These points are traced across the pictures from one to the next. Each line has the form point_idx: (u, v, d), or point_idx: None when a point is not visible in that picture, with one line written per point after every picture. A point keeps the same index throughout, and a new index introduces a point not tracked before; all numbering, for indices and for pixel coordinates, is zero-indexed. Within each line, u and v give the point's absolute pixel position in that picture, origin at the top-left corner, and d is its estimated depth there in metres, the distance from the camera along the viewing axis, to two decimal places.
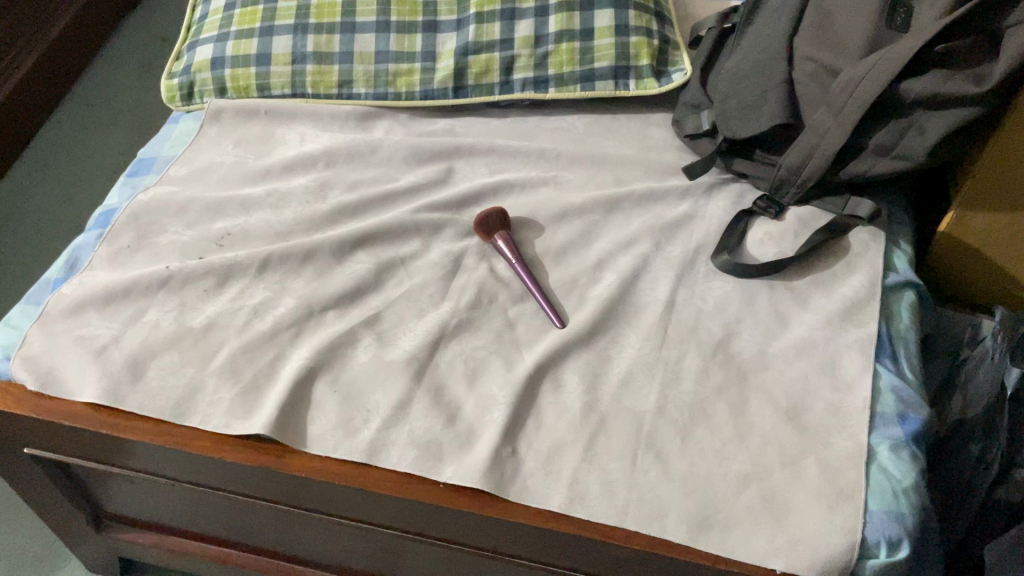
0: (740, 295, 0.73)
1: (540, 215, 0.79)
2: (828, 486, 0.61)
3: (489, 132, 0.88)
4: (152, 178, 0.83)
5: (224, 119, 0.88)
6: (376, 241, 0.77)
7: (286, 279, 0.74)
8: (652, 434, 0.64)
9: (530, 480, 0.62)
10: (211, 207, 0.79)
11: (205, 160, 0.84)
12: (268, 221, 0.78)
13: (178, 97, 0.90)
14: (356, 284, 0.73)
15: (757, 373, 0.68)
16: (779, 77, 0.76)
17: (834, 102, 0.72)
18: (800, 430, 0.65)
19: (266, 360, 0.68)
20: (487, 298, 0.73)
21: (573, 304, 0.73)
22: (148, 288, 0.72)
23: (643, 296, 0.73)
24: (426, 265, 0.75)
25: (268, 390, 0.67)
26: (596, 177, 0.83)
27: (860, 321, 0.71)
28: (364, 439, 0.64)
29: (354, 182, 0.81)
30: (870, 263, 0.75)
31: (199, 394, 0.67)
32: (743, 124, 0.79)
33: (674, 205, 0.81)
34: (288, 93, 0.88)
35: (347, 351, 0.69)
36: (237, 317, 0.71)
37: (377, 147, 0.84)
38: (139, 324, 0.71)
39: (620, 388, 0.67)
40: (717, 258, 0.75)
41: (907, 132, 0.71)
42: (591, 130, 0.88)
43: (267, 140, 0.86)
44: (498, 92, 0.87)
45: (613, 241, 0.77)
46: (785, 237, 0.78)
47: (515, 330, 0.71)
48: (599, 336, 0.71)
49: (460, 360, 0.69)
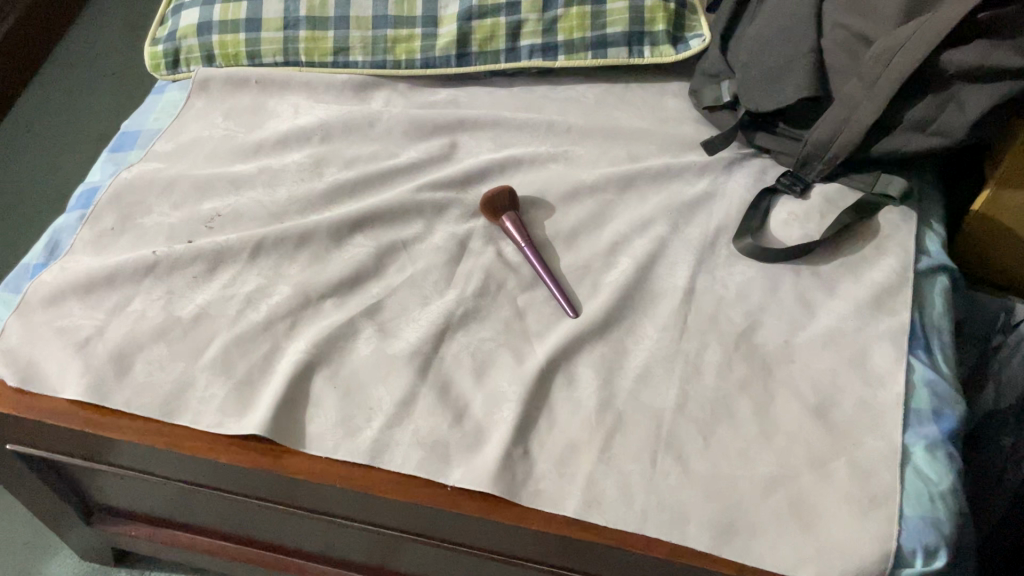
0: (764, 279, 0.69)
1: (550, 195, 0.75)
2: (860, 490, 0.58)
3: (495, 102, 0.82)
4: (137, 154, 0.77)
5: (212, 89, 0.82)
6: (376, 223, 0.72)
7: (280, 265, 0.70)
8: (672, 432, 0.61)
9: (543, 484, 0.59)
10: (199, 186, 0.74)
11: (193, 134, 0.79)
12: (260, 202, 0.73)
13: (163, 65, 0.84)
14: (356, 270, 0.69)
15: (784, 366, 0.64)
16: (806, 46, 0.71)
17: (866, 75, 0.67)
18: (829, 428, 0.61)
19: (261, 353, 0.64)
20: (495, 285, 0.69)
21: (587, 290, 0.69)
22: (133, 274, 0.68)
23: (661, 283, 0.69)
24: (429, 249, 0.71)
25: (264, 385, 0.63)
26: (610, 151, 0.78)
27: (892, 310, 0.67)
28: (366, 439, 0.60)
29: (351, 158, 0.76)
30: (901, 245, 0.70)
31: (190, 390, 0.63)
32: (767, 96, 0.73)
33: (692, 182, 0.76)
34: (281, 61, 0.83)
35: (347, 343, 0.65)
36: (230, 306, 0.67)
37: (376, 120, 0.79)
38: (125, 313, 0.66)
39: (637, 383, 0.63)
40: (740, 243, 0.70)
41: (945, 107, 0.66)
42: (603, 100, 0.83)
43: (258, 111, 0.81)
44: (504, 61, 0.82)
45: (628, 222, 0.73)
46: (811, 218, 0.73)
47: (524, 320, 0.67)
48: (614, 326, 0.66)
49: (466, 353, 0.65)
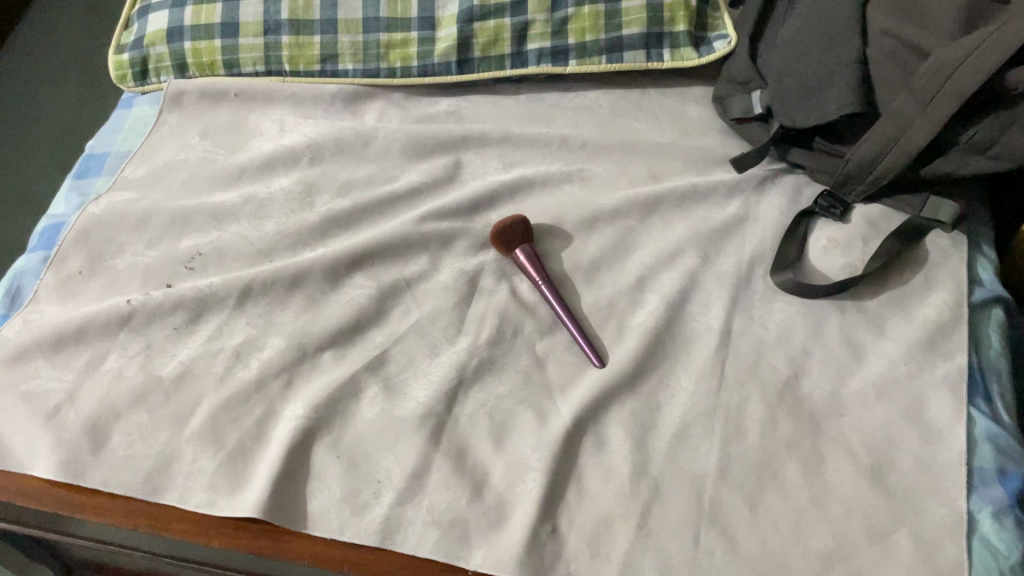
0: (806, 317, 0.63)
1: (567, 222, 0.68)
2: (924, 566, 0.52)
3: (501, 113, 0.75)
4: (104, 182, 0.70)
5: (186, 103, 0.74)
6: (376, 260, 0.65)
7: (271, 311, 0.62)
8: (715, 503, 0.55)
9: (575, 566, 0.53)
10: (176, 220, 0.66)
11: (167, 157, 0.71)
12: (246, 237, 0.65)
13: (130, 76, 0.75)
14: (355, 317, 0.62)
15: (833, 421, 0.58)
16: (849, 56, 0.63)
17: (920, 92, 0.60)
18: (886, 493, 0.55)
19: (253, 418, 0.58)
20: (511, 330, 0.62)
21: (612, 335, 0.62)
22: (106, 327, 0.61)
23: (694, 324, 0.63)
24: (436, 289, 0.64)
25: (259, 457, 0.56)
26: (629, 169, 0.71)
27: (948, 351, 0.61)
28: (375, 517, 0.54)
29: (346, 183, 0.69)
30: (953, 276, 0.64)
31: (176, 465, 0.56)
32: (804, 111, 0.66)
33: (721, 204, 0.69)
34: (261, 70, 0.74)
35: (350, 404, 0.58)
36: (216, 363, 0.60)
37: (371, 138, 0.71)
38: (98, 373, 0.59)
39: (674, 445, 0.57)
40: (779, 278, 0.64)
41: (1008, 127, 0.59)
42: (618, 108, 0.75)
43: (238, 129, 0.73)
44: (510, 67, 0.74)
45: (654, 253, 0.66)
46: (854, 245, 0.66)
47: (545, 370, 0.61)
48: (645, 377, 0.60)
49: (483, 412, 0.58)
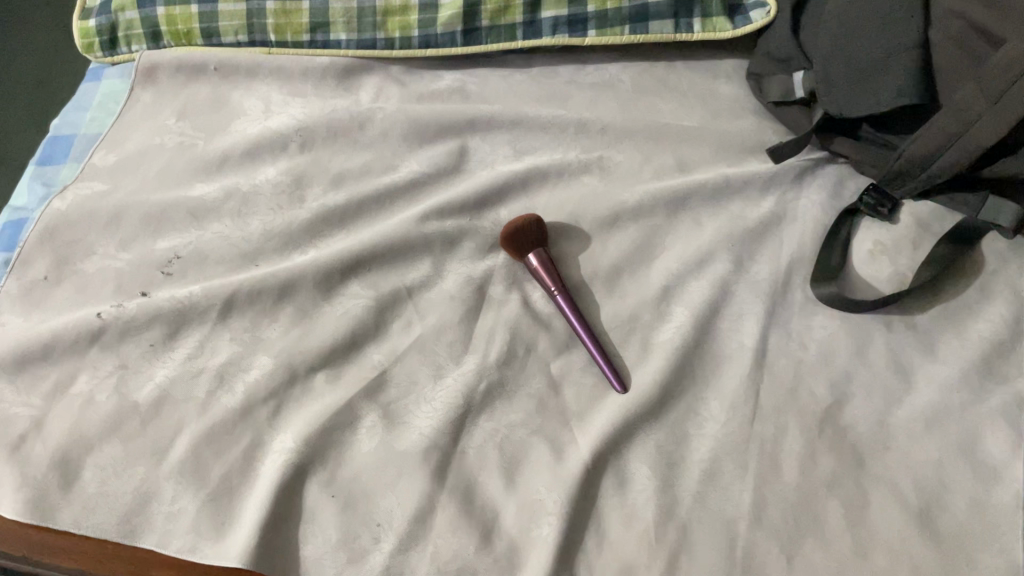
0: (849, 335, 0.57)
1: (584, 221, 0.61)
2: None
3: (511, 91, 0.67)
4: (71, 171, 0.63)
5: (161, 78, 0.66)
6: (374, 265, 0.59)
7: (257, 325, 0.56)
8: (749, 552, 0.50)
9: None
10: (151, 218, 0.60)
11: (141, 141, 0.64)
12: (229, 238, 0.59)
13: (97, 45, 0.67)
14: (352, 332, 0.56)
15: (878, 456, 0.53)
16: (910, 39, 0.55)
17: (991, 86, 0.53)
18: (937, 541, 0.50)
19: (239, 451, 0.52)
20: (523, 348, 0.56)
21: (634, 354, 0.56)
22: (75, 345, 0.55)
23: (725, 343, 0.57)
24: (441, 299, 0.58)
25: (246, 496, 0.51)
26: (653, 158, 0.64)
27: (1005, 376, 0.55)
28: (374, 566, 0.49)
29: (340, 174, 0.62)
30: (1013, 286, 0.58)
31: (154, 504, 0.51)
32: (853, 99, 0.59)
33: (755, 199, 0.62)
34: (244, 40, 0.66)
35: (345, 435, 0.53)
36: (197, 387, 0.54)
37: (367, 121, 0.64)
38: (67, 397, 0.54)
39: (704, 485, 0.52)
40: (820, 289, 0.58)
41: None
42: (641, 86, 0.68)
43: (218, 108, 0.65)
44: (521, 37, 0.67)
45: (681, 258, 0.60)
46: (902, 250, 0.60)
47: (561, 394, 0.55)
48: (671, 403, 0.54)
49: (493, 445, 0.53)
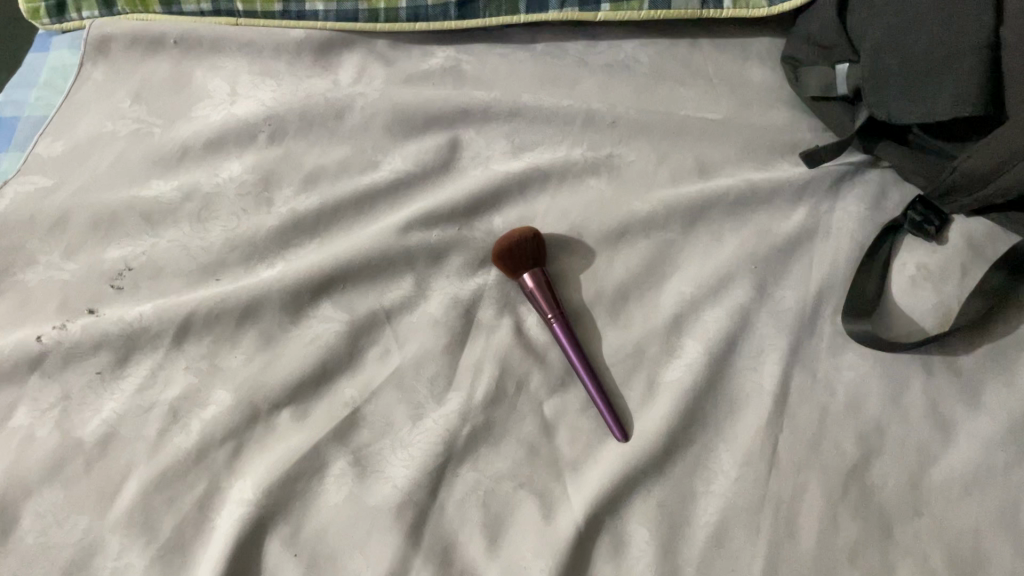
0: (882, 379, 0.50)
1: (589, 233, 0.54)
2: None
3: (511, 73, 0.59)
4: (14, 162, 0.56)
5: (115, 53, 0.59)
6: (348, 282, 0.52)
7: (217, 351, 0.50)
8: None
9: None
10: (101, 222, 0.53)
11: (92, 128, 0.56)
12: (186, 248, 0.52)
13: (42, 11, 0.59)
14: (322, 363, 0.50)
15: (910, 523, 0.47)
16: (977, 37, 0.47)
17: None
18: None
19: (193, 500, 0.46)
20: (513, 385, 0.50)
21: (638, 395, 0.50)
22: (13, 372, 0.49)
23: (741, 384, 0.50)
24: (423, 324, 0.51)
25: (200, 553, 0.45)
26: (670, 158, 0.56)
27: None
28: None
29: (314, 172, 0.55)
30: None
31: (99, 557, 0.45)
32: (904, 104, 0.50)
33: (784, 211, 0.55)
34: (207, 9, 0.59)
35: (311, 485, 0.47)
36: (148, 424, 0.48)
37: (347, 108, 0.57)
38: (5, 431, 0.48)
39: (711, 553, 0.46)
40: (854, 325, 0.51)
41: None
42: (660, 69, 0.60)
43: (179, 89, 0.58)
44: (525, 11, 0.59)
45: (697, 281, 0.53)
46: (949, 276, 0.53)
47: (553, 440, 0.49)
48: (677, 455, 0.48)
49: (475, 500, 0.47)
